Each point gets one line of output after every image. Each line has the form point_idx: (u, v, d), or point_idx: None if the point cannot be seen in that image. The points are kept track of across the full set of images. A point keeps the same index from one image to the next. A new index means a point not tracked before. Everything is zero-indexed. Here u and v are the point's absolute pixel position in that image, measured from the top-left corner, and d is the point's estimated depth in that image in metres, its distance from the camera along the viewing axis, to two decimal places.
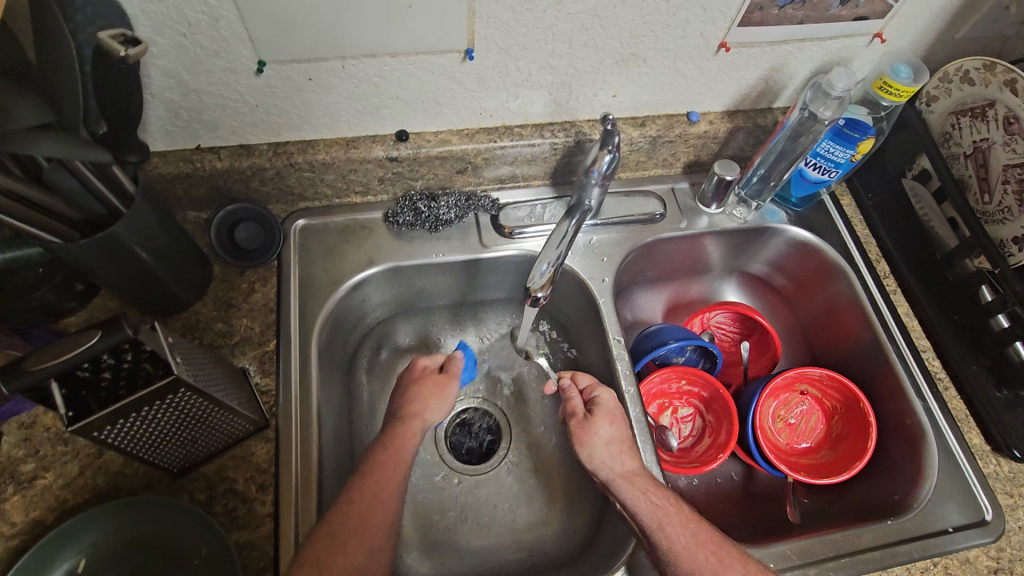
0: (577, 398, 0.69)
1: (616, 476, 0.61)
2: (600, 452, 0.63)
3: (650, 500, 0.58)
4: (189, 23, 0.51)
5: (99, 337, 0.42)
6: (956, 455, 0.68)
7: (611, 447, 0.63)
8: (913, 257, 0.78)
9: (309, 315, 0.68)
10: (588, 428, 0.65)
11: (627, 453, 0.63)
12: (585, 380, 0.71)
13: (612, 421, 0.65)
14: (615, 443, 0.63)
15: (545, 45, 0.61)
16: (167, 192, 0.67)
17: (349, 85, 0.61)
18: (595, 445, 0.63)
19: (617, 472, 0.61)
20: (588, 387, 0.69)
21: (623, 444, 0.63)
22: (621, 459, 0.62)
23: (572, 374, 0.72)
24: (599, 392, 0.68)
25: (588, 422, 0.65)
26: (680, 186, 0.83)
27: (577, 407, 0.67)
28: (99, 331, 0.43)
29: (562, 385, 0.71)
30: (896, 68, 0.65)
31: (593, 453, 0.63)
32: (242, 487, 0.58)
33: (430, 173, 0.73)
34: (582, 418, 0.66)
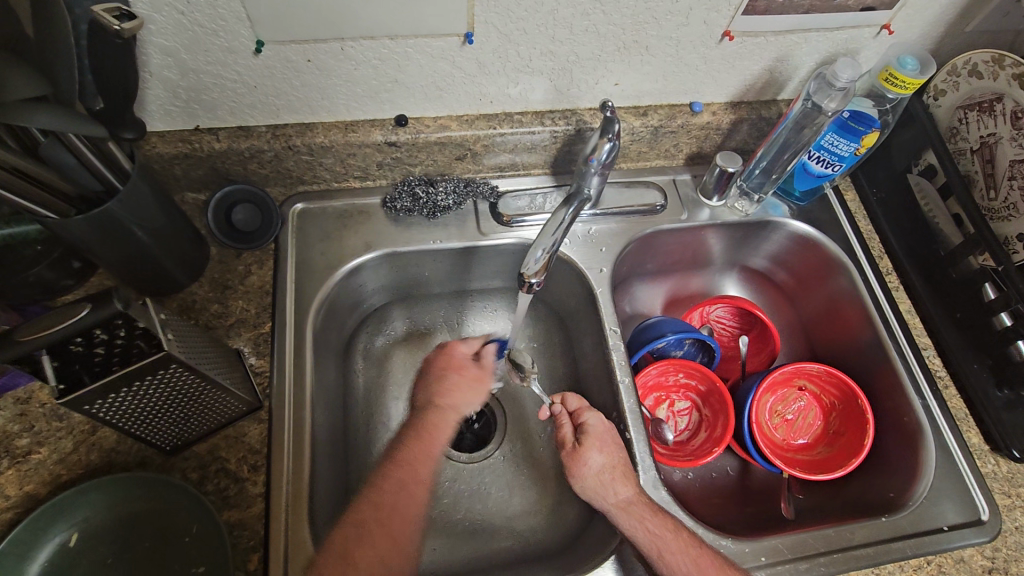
0: (567, 425, 0.68)
1: (611, 505, 0.61)
2: (592, 482, 0.63)
3: (647, 528, 0.58)
4: (187, 1, 0.51)
5: (91, 309, 0.42)
6: (954, 453, 0.68)
7: (603, 476, 0.63)
8: (916, 254, 0.77)
9: (305, 298, 0.68)
10: (578, 457, 0.64)
11: (619, 480, 0.62)
12: (574, 402, 0.70)
13: (601, 448, 0.64)
14: (607, 471, 0.63)
15: (545, 29, 0.60)
16: (165, 173, 0.67)
17: (347, 67, 0.61)
18: (587, 476, 0.63)
19: (611, 502, 0.61)
20: (577, 409, 0.69)
21: (615, 470, 0.63)
22: (614, 487, 0.62)
23: (562, 397, 0.72)
24: (587, 416, 0.67)
25: (578, 451, 0.65)
26: (682, 177, 0.82)
27: (567, 435, 0.67)
28: (90, 304, 0.42)
29: (554, 410, 0.71)
30: (903, 60, 0.63)
31: (585, 483, 0.63)
32: (234, 467, 0.58)
33: (429, 158, 0.72)
34: (573, 448, 0.65)
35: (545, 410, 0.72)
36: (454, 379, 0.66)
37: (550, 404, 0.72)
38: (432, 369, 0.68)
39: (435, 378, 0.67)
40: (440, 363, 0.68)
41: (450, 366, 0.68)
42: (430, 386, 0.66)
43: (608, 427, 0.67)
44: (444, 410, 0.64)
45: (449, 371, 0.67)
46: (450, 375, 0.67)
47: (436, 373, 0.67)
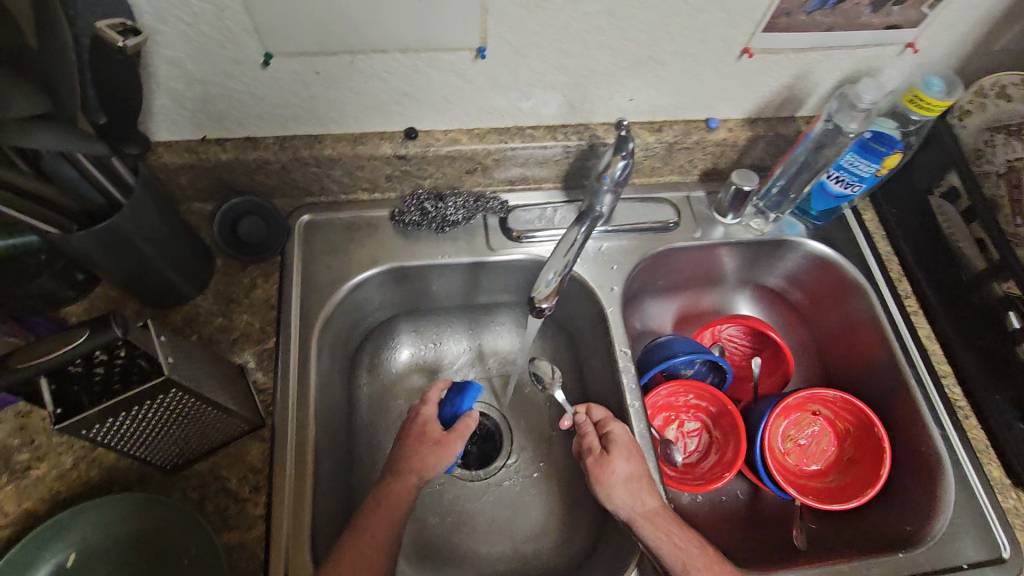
0: (592, 432, 0.66)
1: (638, 515, 0.60)
2: (619, 491, 0.61)
3: (674, 543, 0.58)
4: (194, 13, 0.50)
5: (87, 336, 0.41)
6: (975, 488, 0.65)
7: (630, 486, 0.61)
8: (936, 278, 0.75)
9: (310, 313, 0.67)
10: (604, 467, 0.63)
11: (646, 491, 0.61)
12: (599, 412, 0.68)
13: (628, 457, 0.63)
14: (633, 481, 0.62)
15: (559, 44, 0.59)
16: (171, 183, 0.66)
17: (357, 80, 0.60)
18: (614, 485, 0.62)
19: (638, 511, 0.60)
20: (602, 420, 0.66)
21: (642, 481, 0.62)
22: (641, 496, 0.61)
23: (587, 406, 0.69)
24: (614, 426, 0.65)
25: (605, 460, 0.63)
26: (696, 194, 0.80)
27: (593, 443, 0.65)
28: (87, 330, 0.41)
29: (576, 418, 0.68)
30: (927, 82, 0.61)
31: (613, 492, 0.61)
32: (235, 487, 0.57)
33: (439, 172, 0.71)
34: (600, 455, 0.63)
35: (566, 416, 0.70)
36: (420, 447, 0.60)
37: (572, 411, 0.69)
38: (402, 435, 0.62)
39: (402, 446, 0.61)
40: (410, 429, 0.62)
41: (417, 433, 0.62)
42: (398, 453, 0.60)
43: (633, 437, 0.65)
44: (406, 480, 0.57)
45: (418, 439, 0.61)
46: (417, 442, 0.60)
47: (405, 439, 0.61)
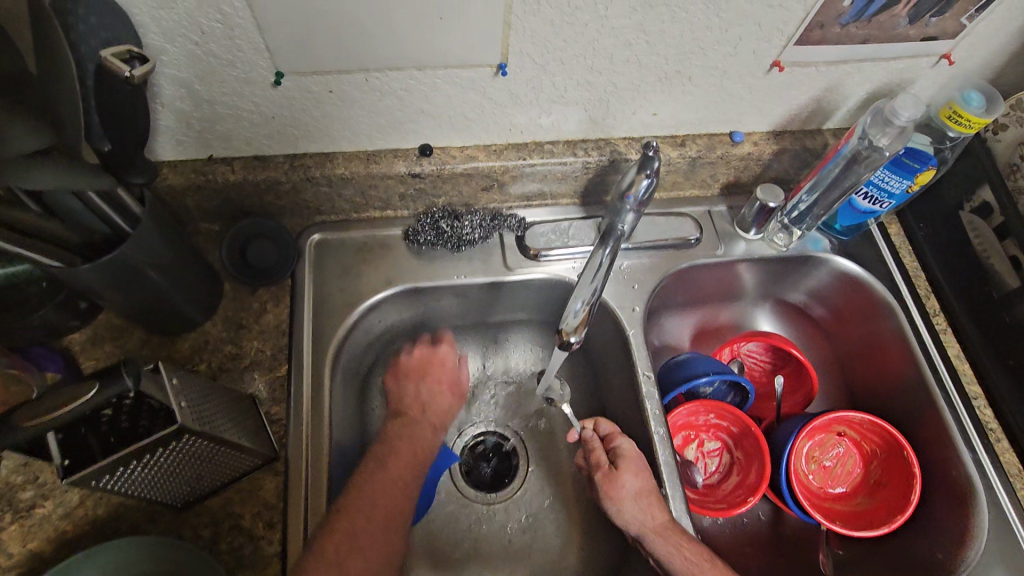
0: (598, 448, 0.66)
1: (648, 530, 0.59)
2: (628, 506, 0.61)
3: (684, 556, 0.57)
4: (202, 32, 0.47)
5: (97, 389, 0.40)
6: (1009, 514, 0.64)
7: (640, 501, 0.61)
8: (966, 295, 0.72)
9: (323, 338, 0.64)
10: (613, 481, 0.62)
11: (657, 506, 0.60)
12: (606, 426, 0.68)
13: (637, 472, 0.62)
14: (643, 496, 0.61)
15: (583, 60, 0.56)
16: (177, 204, 0.63)
17: (372, 98, 0.57)
18: (623, 500, 0.61)
19: (648, 526, 0.59)
20: (609, 434, 0.67)
21: (652, 496, 0.61)
22: (651, 512, 0.60)
23: (594, 419, 0.69)
24: (620, 441, 0.65)
25: (613, 475, 0.63)
26: (717, 208, 0.78)
27: (600, 459, 0.65)
28: (97, 383, 0.41)
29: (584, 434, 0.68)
30: (967, 96, 0.59)
31: (623, 508, 0.61)
32: (248, 524, 0.55)
33: (454, 190, 0.69)
34: (607, 470, 0.63)
35: (574, 429, 0.70)
36: (437, 391, 0.66)
37: (579, 425, 0.69)
38: (409, 373, 0.66)
39: (413, 389, 0.65)
40: (419, 367, 0.67)
41: (432, 375, 0.67)
42: (409, 396, 0.65)
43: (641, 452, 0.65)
44: (427, 424, 0.63)
45: (434, 381, 0.66)
46: (431, 384, 0.66)
47: (413, 381, 0.66)
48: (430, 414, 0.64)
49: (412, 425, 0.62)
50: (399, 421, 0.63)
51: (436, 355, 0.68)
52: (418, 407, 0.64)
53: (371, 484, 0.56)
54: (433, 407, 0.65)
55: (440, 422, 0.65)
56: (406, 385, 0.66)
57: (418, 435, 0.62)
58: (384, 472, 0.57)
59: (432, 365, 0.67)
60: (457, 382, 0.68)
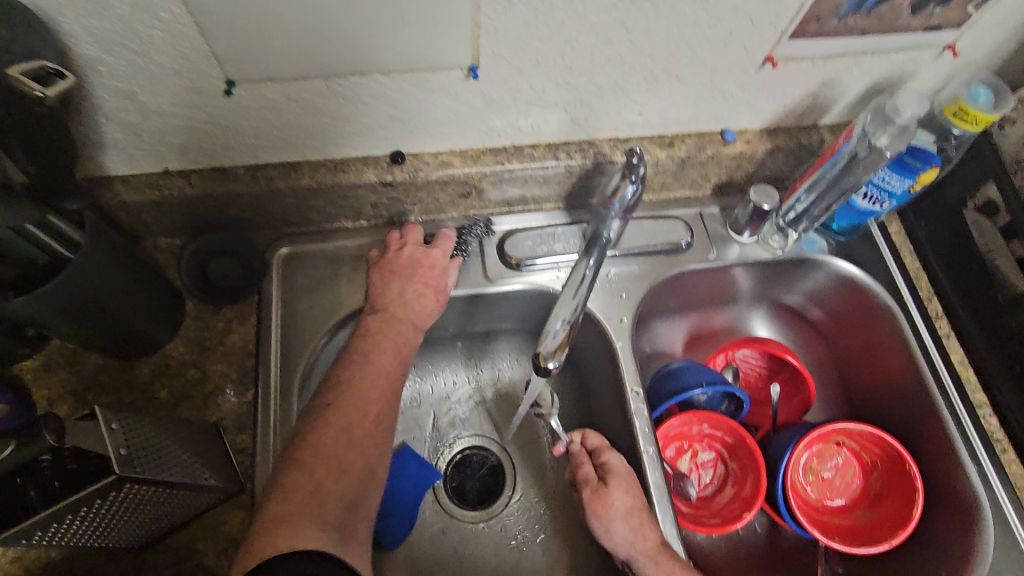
0: (586, 463, 0.63)
1: (638, 553, 0.56)
2: (618, 526, 0.58)
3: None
4: (141, 40, 0.43)
5: (15, 448, 0.38)
6: (1015, 529, 0.61)
7: (630, 520, 0.58)
8: (970, 297, 0.69)
9: (293, 358, 0.61)
10: (602, 499, 0.59)
11: (648, 526, 0.57)
12: (595, 440, 0.65)
13: (627, 490, 0.59)
14: (633, 515, 0.58)
15: (562, 59, 0.52)
16: (132, 220, 0.59)
17: (335, 105, 0.53)
18: (612, 519, 0.58)
19: (638, 549, 0.56)
20: (598, 448, 0.64)
21: (642, 515, 0.58)
22: (642, 533, 0.57)
23: (582, 432, 0.66)
24: (609, 456, 0.62)
25: (602, 492, 0.60)
26: (709, 209, 0.74)
27: (588, 474, 0.62)
28: (14, 441, 0.39)
29: (571, 447, 0.65)
30: (974, 91, 0.56)
31: (611, 527, 0.58)
32: (212, 562, 0.52)
33: (429, 197, 0.65)
34: (595, 488, 0.60)
35: (562, 444, 0.67)
36: (420, 292, 0.59)
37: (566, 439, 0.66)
38: (396, 271, 0.60)
39: (399, 286, 0.59)
40: (405, 266, 0.60)
41: (420, 276, 0.60)
42: (393, 294, 0.59)
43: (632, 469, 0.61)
44: (410, 324, 0.58)
45: (421, 281, 0.60)
46: (419, 283, 0.59)
47: (401, 278, 0.59)
48: (415, 316, 0.58)
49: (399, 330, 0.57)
50: (384, 317, 0.57)
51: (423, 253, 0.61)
52: (402, 305, 0.58)
53: (358, 381, 0.52)
54: (419, 306, 0.59)
55: (424, 322, 0.59)
56: (393, 283, 0.59)
57: (399, 334, 0.57)
58: (372, 365, 0.54)
59: (422, 266, 0.60)
60: (444, 291, 0.61)
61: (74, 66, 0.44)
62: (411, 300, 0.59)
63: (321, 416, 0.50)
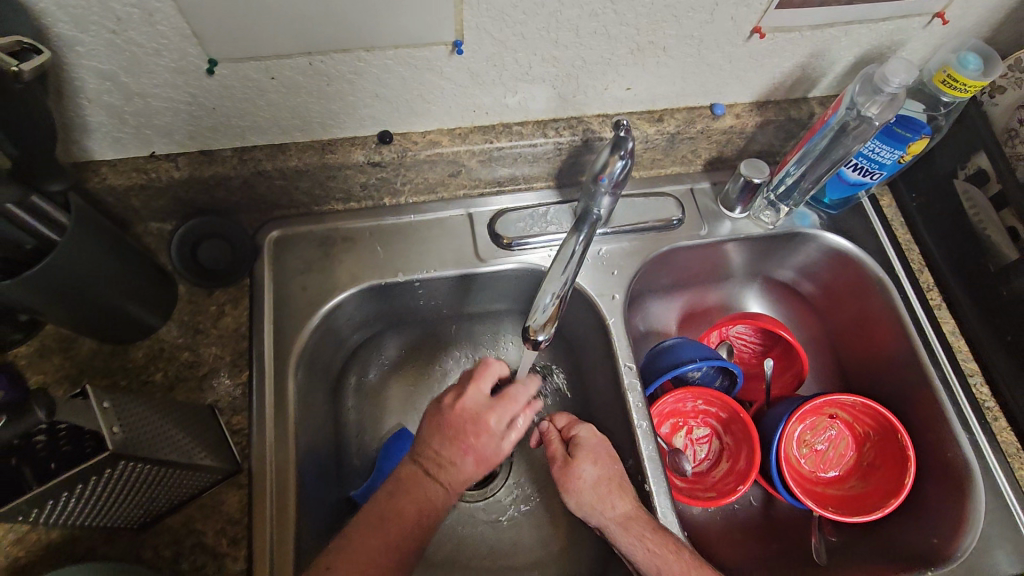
0: (556, 440, 0.62)
1: (610, 521, 0.56)
2: (588, 497, 0.58)
3: (648, 547, 0.54)
4: (118, 18, 0.43)
5: (7, 422, 0.39)
6: (1005, 494, 0.62)
7: (598, 490, 0.58)
8: (962, 268, 0.69)
9: (286, 340, 0.61)
10: (571, 472, 0.59)
11: (616, 494, 0.57)
12: (562, 420, 0.65)
13: (595, 461, 0.59)
14: (602, 484, 0.58)
15: (547, 33, 0.52)
16: (121, 205, 0.59)
17: (319, 84, 0.53)
18: (582, 491, 0.58)
19: (609, 518, 0.56)
20: (567, 425, 0.63)
21: (612, 483, 0.58)
22: (612, 502, 0.57)
23: (550, 415, 0.66)
24: (578, 429, 0.62)
25: (570, 465, 0.59)
26: (700, 185, 0.74)
27: (558, 450, 0.61)
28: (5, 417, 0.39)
29: (541, 429, 0.65)
30: (964, 58, 0.55)
31: (582, 498, 0.58)
32: (211, 541, 0.52)
33: (419, 177, 0.65)
34: (563, 462, 0.60)
35: (534, 432, 0.66)
36: (468, 463, 0.52)
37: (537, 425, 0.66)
38: (439, 428, 0.53)
39: (438, 443, 0.53)
40: (450, 427, 0.53)
41: (464, 440, 0.53)
42: (431, 454, 0.53)
43: (601, 438, 0.61)
44: (440, 487, 0.52)
45: (460, 446, 0.52)
46: (458, 450, 0.52)
47: (443, 437, 0.53)
48: (448, 480, 0.52)
49: (423, 480, 0.52)
50: (413, 468, 0.53)
51: (476, 408, 0.54)
52: (437, 468, 0.52)
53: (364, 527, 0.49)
54: (453, 472, 0.52)
55: (458, 486, 0.53)
56: (434, 440, 0.53)
57: (427, 497, 0.51)
58: (389, 494, 0.51)
59: (468, 425, 0.53)
60: (488, 457, 0.53)
61: (53, 45, 0.44)
62: (463, 468, 0.52)
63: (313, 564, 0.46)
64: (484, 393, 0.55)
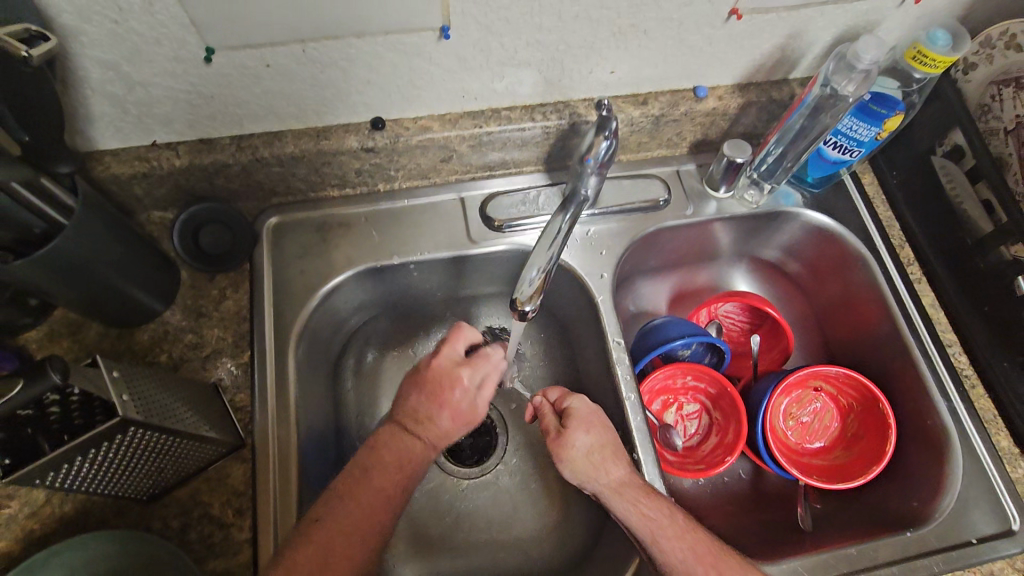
0: (549, 414, 0.64)
1: (604, 488, 0.58)
2: (582, 465, 0.59)
3: (641, 511, 0.55)
4: (119, 9, 0.45)
5: (22, 386, 0.39)
6: (982, 458, 0.64)
7: (592, 457, 0.59)
8: (940, 242, 0.71)
9: (286, 321, 0.63)
10: (564, 442, 0.60)
11: (611, 460, 0.59)
12: (555, 393, 0.66)
13: (588, 429, 0.60)
14: (596, 452, 0.59)
15: (531, 18, 0.54)
16: (125, 193, 0.61)
17: (312, 71, 0.55)
18: (575, 460, 0.59)
19: (604, 484, 0.58)
20: (559, 399, 0.65)
21: (605, 450, 0.59)
22: (606, 468, 0.58)
23: (544, 390, 0.67)
24: (571, 402, 0.63)
25: (563, 437, 0.61)
26: (686, 167, 0.76)
27: (550, 424, 0.63)
28: (22, 380, 0.40)
29: (535, 404, 0.66)
30: (932, 36, 0.57)
31: (576, 467, 0.59)
32: (218, 512, 0.55)
33: (411, 162, 0.67)
34: (555, 436, 0.61)
35: (528, 408, 0.68)
36: (442, 418, 0.55)
37: (531, 401, 0.67)
38: (420, 383, 0.56)
39: (417, 400, 0.55)
40: (428, 382, 0.55)
41: (441, 397, 0.55)
42: (410, 409, 0.55)
43: (593, 408, 0.63)
44: (420, 441, 0.54)
45: (437, 402, 0.55)
46: (434, 405, 0.55)
47: (421, 392, 0.55)
48: (425, 435, 0.54)
49: (416, 453, 0.54)
50: (406, 439, 0.54)
51: (454, 368, 0.56)
52: (416, 423, 0.55)
53: (361, 494, 0.51)
54: (430, 427, 0.55)
55: (436, 442, 0.55)
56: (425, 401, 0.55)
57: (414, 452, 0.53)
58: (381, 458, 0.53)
59: (447, 384, 0.55)
60: (465, 413, 0.56)
61: (59, 35, 0.46)
62: (439, 425, 0.55)
63: (312, 528, 0.49)
64: (458, 353, 0.58)
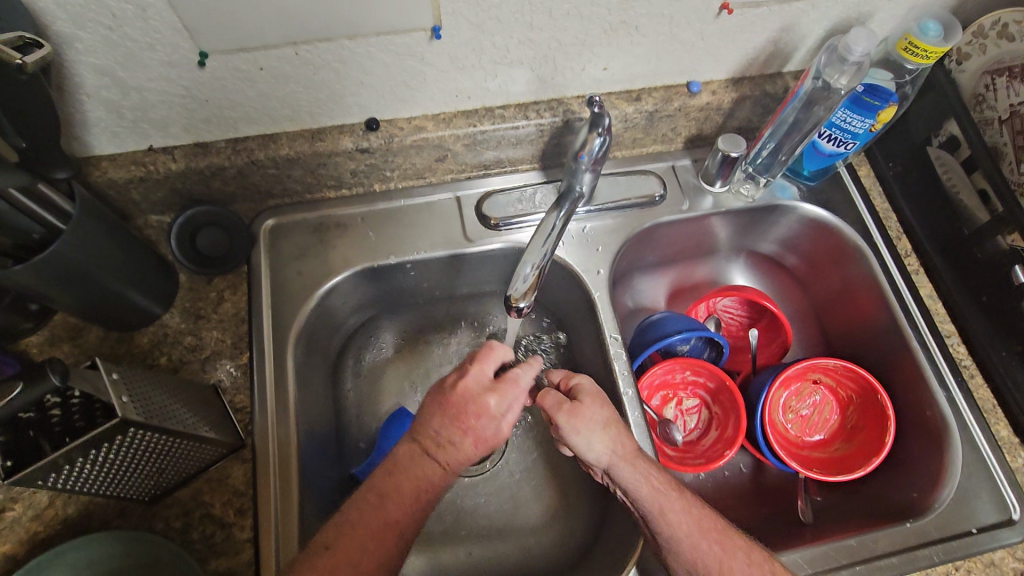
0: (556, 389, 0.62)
1: (617, 458, 0.57)
2: (598, 437, 0.58)
3: (652, 484, 0.55)
4: (113, 15, 0.45)
5: (21, 390, 0.41)
6: (982, 448, 0.64)
7: (608, 430, 0.58)
8: (937, 234, 0.71)
9: (285, 322, 0.64)
10: (579, 413, 0.59)
11: (625, 433, 0.59)
12: (558, 374, 0.66)
13: (602, 403, 0.60)
14: (610, 425, 0.59)
15: (522, 17, 0.54)
16: (122, 197, 0.62)
17: (306, 73, 0.55)
18: (592, 431, 0.58)
19: (618, 454, 0.57)
20: (564, 379, 0.64)
21: (619, 425, 0.59)
22: (620, 439, 0.58)
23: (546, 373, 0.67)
24: (579, 378, 0.63)
25: (578, 408, 0.59)
26: (681, 163, 0.76)
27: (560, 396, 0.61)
28: (20, 384, 0.41)
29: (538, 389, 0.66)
30: (924, 25, 0.57)
31: (591, 438, 0.58)
32: (219, 512, 0.55)
33: (407, 162, 0.67)
34: (570, 405, 0.59)
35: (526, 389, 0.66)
36: (461, 441, 0.53)
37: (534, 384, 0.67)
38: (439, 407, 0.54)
39: (438, 423, 0.53)
40: (452, 408, 0.53)
41: (464, 422, 0.53)
42: (429, 428, 0.53)
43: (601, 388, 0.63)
44: (437, 464, 0.52)
45: (460, 427, 0.53)
46: (457, 430, 0.53)
47: (443, 416, 0.53)
48: (447, 459, 0.52)
49: (421, 456, 0.53)
50: (405, 434, 0.54)
51: (481, 394, 0.53)
52: (436, 445, 0.53)
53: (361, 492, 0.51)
54: (452, 451, 0.53)
55: (455, 467, 0.53)
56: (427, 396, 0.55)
57: (414, 450, 0.53)
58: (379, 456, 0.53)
59: (471, 408, 0.53)
60: (487, 438, 0.53)
61: (53, 43, 0.46)
62: (461, 451, 0.53)
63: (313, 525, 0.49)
64: (485, 375, 0.55)
